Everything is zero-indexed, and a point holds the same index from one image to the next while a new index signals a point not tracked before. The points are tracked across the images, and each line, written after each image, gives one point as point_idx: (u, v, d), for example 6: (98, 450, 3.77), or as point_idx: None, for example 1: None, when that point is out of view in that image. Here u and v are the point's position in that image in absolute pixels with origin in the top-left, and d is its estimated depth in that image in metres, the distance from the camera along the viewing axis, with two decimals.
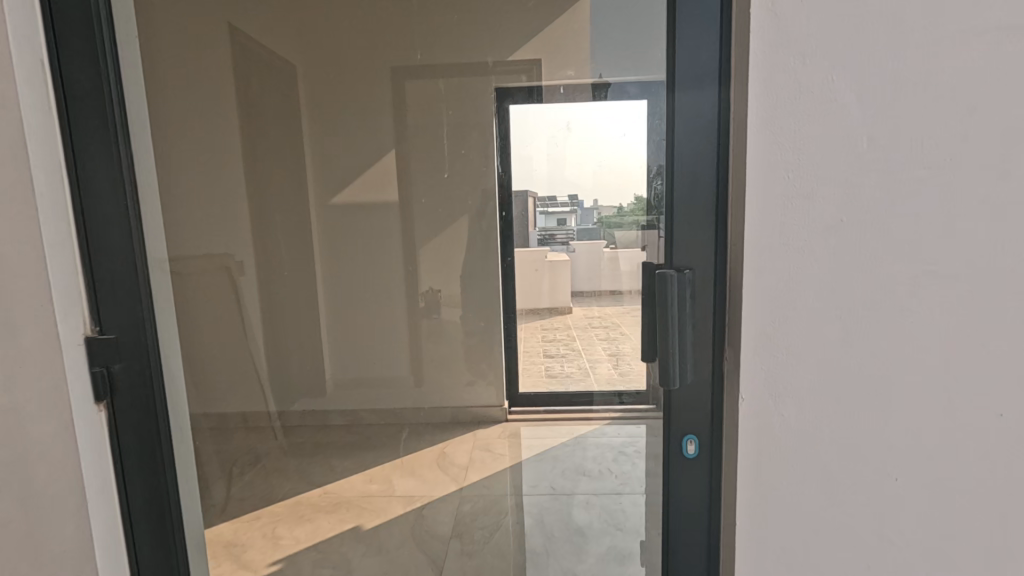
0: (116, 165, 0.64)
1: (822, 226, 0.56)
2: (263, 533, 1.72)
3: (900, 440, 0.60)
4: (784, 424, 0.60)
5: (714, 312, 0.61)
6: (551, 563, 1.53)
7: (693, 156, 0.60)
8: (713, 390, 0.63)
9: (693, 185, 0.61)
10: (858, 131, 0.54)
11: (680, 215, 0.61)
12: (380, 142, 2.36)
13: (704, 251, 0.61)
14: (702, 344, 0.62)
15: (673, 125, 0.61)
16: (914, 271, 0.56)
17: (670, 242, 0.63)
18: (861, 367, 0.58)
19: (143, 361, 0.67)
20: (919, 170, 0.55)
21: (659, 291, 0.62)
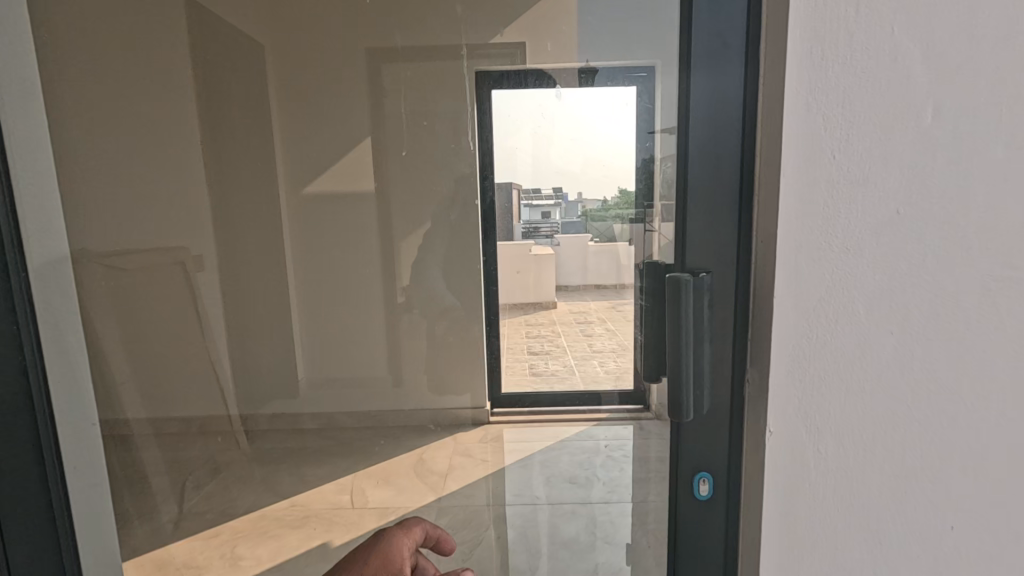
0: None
1: (869, 219, 0.45)
2: (221, 555, 1.57)
3: (954, 481, 0.49)
4: (818, 461, 0.49)
5: (736, 325, 0.50)
6: None
7: (715, 132, 0.48)
8: (733, 418, 0.52)
9: (714, 168, 0.48)
10: (921, 100, 0.43)
11: (697, 206, 0.49)
12: (353, 127, 2.20)
13: (724, 250, 0.49)
14: (720, 364, 0.51)
15: (688, 92, 0.48)
16: (974, 281, 0.46)
17: (683, 239, 0.51)
18: (912, 391, 0.48)
19: (24, 381, 0.54)
20: (985, 149, 0.44)
21: (669, 298, 0.50)
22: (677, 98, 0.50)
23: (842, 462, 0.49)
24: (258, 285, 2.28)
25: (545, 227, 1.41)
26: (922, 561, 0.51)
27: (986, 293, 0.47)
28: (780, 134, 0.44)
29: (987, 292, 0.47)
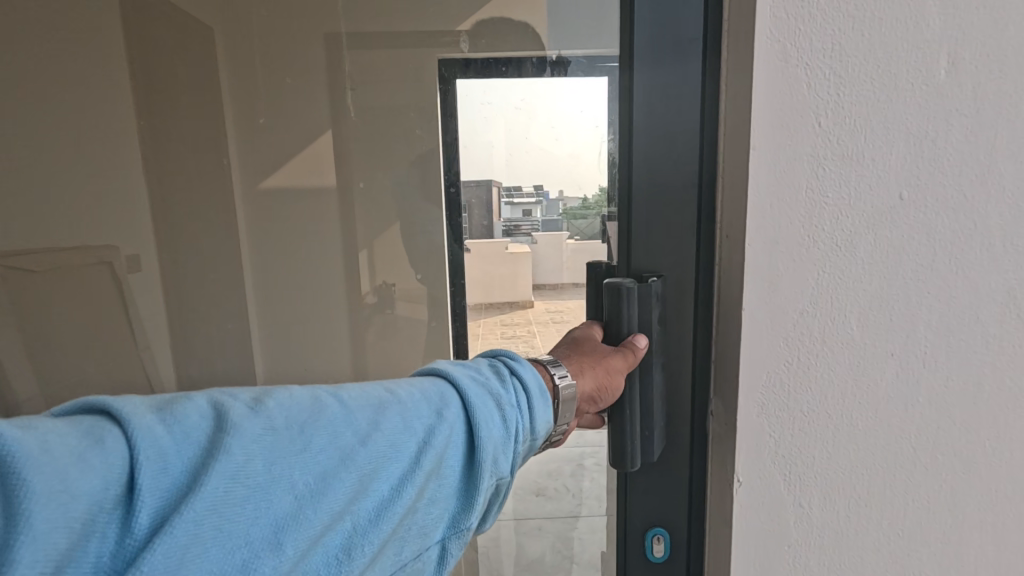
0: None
1: (861, 204, 0.34)
2: None
3: (970, 538, 0.39)
4: (801, 519, 0.38)
5: (697, 339, 0.40)
6: None
7: (666, 96, 0.38)
8: (692, 456, 0.41)
9: (665, 144, 0.38)
10: (930, 47, 0.33)
11: (645, 191, 0.39)
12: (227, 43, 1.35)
13: (675, 245, 0.39)
14: (675, 387, 0.40)
15: (633, 44, 0.38)
16: (992, 286, 0.36)
17: (630, 234, 0.40)
18: (915, 426, 0.37)
19: None
20: (1009, 115, 0.34)
21: (608, 313, 0.38)
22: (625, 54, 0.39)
23: (835, 521, 0.38)
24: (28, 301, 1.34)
25: (522, 227, 0.92)
26: None
27: (1012, 306, 0.36)
28: (748, 95, 0.33)
29: (1009, 300, 0.36)
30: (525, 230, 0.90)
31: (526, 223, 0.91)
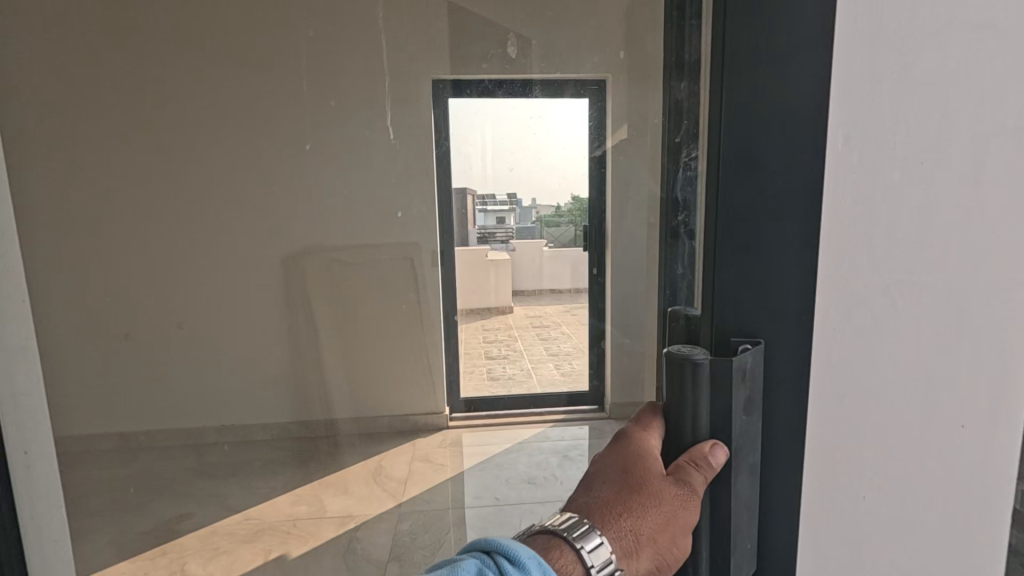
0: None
1: (788, 236, 0.50)
2: (215, 546, 1.79)
3: (860, 465, 0.56)
4: (757, 450, 0.53)
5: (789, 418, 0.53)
6: None
7: (747, 188, 0.50)
8: (750, 480, 0.53)
9: (747, 235, 0.51)
10: (831, 129, 0.49)
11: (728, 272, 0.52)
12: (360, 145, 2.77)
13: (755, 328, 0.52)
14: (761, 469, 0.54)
15: (727, 160, 0.50)
16: (871, 284, 0.52)
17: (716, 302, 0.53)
18: (830, 385, 0.53)
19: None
20: (879, 171, 0.51)
21: (689, 383, 0.51)
22: (713, 150, 0.52)
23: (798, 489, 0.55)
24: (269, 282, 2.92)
25: (498, 231, 2.55)
26: (840, 533, 0.57)
27: (888, 299, 0.53)
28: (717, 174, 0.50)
29: (886, 294, 0.53)
30: (502, 235, 2.53)
31: (501, 227, 2.54)
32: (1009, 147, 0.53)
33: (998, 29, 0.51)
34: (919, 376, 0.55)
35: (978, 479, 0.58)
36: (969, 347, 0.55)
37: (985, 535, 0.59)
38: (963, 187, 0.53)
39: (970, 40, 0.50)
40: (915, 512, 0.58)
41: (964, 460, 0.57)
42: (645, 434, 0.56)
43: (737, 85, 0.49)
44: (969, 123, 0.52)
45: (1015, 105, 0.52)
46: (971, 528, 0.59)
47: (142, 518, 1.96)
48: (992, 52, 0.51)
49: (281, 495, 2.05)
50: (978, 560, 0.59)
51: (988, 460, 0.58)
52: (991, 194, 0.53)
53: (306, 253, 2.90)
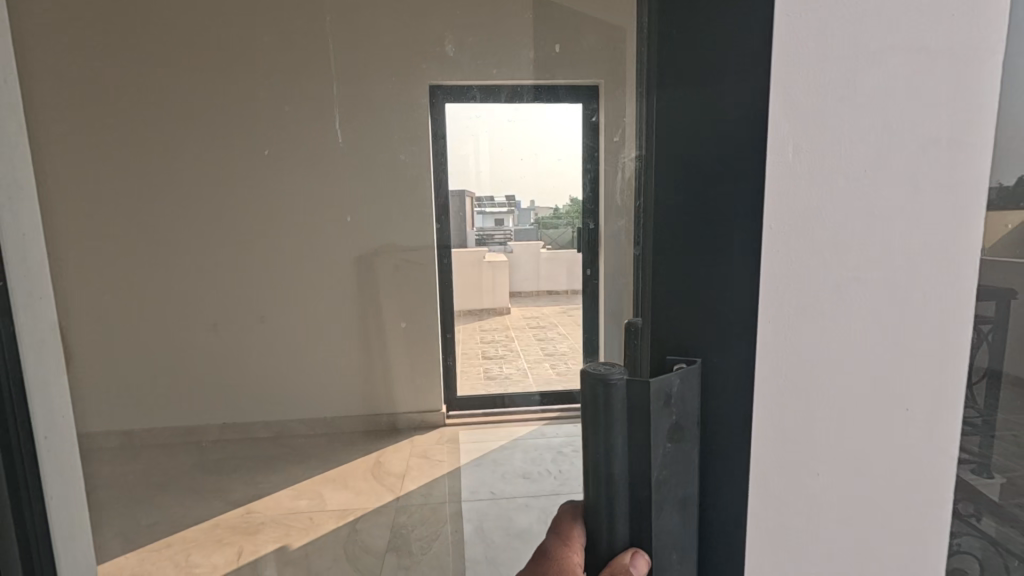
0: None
1: (743, 238, 0.56)
2: (217, 539, 1.84)
3: (816, 447, 0.61)
4: (717, 433, 0.58)
5: (728, 426, 0.58)
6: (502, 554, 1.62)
7: (686, 213, 0.57)
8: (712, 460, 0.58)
9: (684, 256, 0.58)
10: (780, 143, 0.55)
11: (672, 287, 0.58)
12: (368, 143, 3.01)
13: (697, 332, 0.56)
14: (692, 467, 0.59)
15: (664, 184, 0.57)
16: (820, 281, 0.58)
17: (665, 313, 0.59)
18: (784, 373, 0.58)
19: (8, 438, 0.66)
20: (823, 180, 0.56)
21: (607, 401, 0.54)
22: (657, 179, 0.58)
23: (757, 476, 0.59)
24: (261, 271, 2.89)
25: (501, 233, 2.78)
26: (799, 514, 0.61)
27: (835, 294, 0.58)
28: None
29: (834, 290, 0.58)
30: (501, 236, 2.79)
31: (503, 228, 2.76)
32: (941, 154, 0.58)
33: (932, 52, 0.57)
34: (866, 364, 0.61)
35: (923, 456, 0.63)
36: (911, 338, 0.61)
37: (930, 509, 0.64)
38: (904, 194, 0.58)
39: (905, 63, 0.56)
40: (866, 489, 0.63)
41: (909, 440, 0.63)
42: (568, 551, 0.56)
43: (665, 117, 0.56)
44: (909, 135, 0.57)
45: (949, 120, 0.58)
46: (917, 502, 0.64)
47: (149, 512, 2.01)
48: (927, 73, 0.57)
49: (281, 490, 2.10)
50: (924, 533, 0.65)
51: (930, 439, 0.63)
52: (931, 199, 0.59)
53: (373, 257, 3.14)
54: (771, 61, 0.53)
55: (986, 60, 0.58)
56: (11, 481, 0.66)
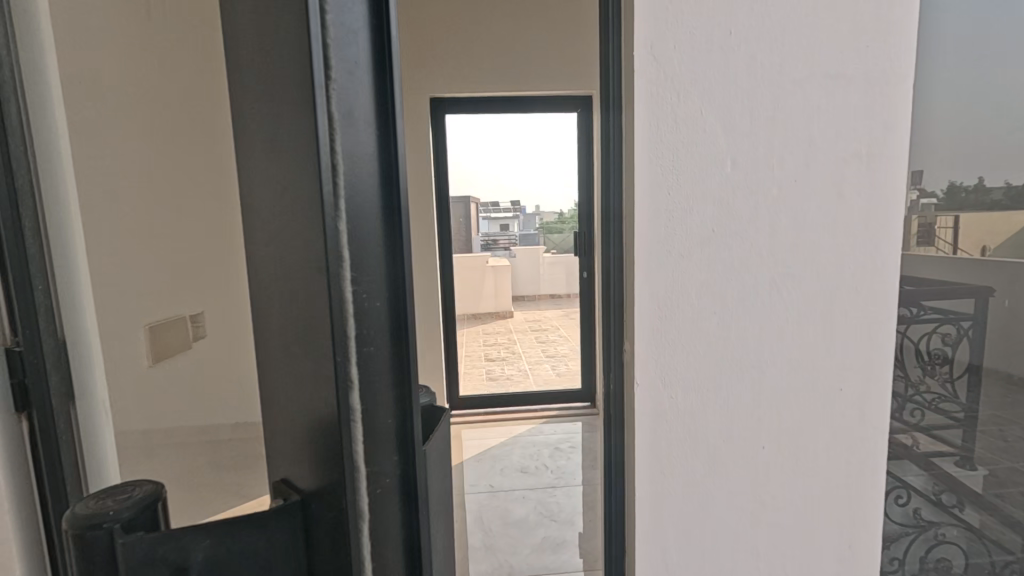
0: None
1: (690, 237, 0.66)
2: None
3: (759, 415, 0.72)
4: (673, 402, 0.70)
5: (651, 404, 0.69)
6: (504, 545, 1.65)
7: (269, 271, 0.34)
8: (666, 420, 0.70)
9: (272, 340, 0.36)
10: (722, 157, 0.65)
11: (625, 281, 0.69)
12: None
13: (644, 317, 0.67)
14: (610, 426, 0.76)
15: (618, 193, 0.69)
16: (755, 273, 0.69)
17: (621, 304, 0.70)
18: (729, 351, 0.70)
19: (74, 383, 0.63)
20: (757, 188, 0.67)
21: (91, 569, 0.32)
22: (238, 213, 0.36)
23: (706, 435, 0.71)
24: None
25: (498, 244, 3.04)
26: (748, 476, 0.73)
27: (773, 283, 0.69)
28: (632, 193, 0.65)
29: (771, 280, 0.69)
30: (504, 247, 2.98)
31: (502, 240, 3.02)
32: (864, 167, 0.68)
33: (849, 77, 0.66)
34: (801, 342, 0.71)
35: (856, 423, 0.73)
36: (839, 321, 0.71)
37: (869, 475, 0.75)
38: (830, 199, 0.68)
39: (826, 87, 0.66)
40: (807, 451, 0.73)
41: (842, 408, 0.73)
42: None
43: (616, 136, 0.68)
44: (832, 149, 0.67)
45: (868, 134, 0.68)
46: (858, 470, 0.74)
47: None
48: (846, 96, 0.67)
49: None
50: (866, 496, 0.75)
51: (864, 414, 0.73)
52: (854, 202, 0.69)
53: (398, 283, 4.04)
54: (707, 88, 0.63)
55: (902, 85, 0.68)
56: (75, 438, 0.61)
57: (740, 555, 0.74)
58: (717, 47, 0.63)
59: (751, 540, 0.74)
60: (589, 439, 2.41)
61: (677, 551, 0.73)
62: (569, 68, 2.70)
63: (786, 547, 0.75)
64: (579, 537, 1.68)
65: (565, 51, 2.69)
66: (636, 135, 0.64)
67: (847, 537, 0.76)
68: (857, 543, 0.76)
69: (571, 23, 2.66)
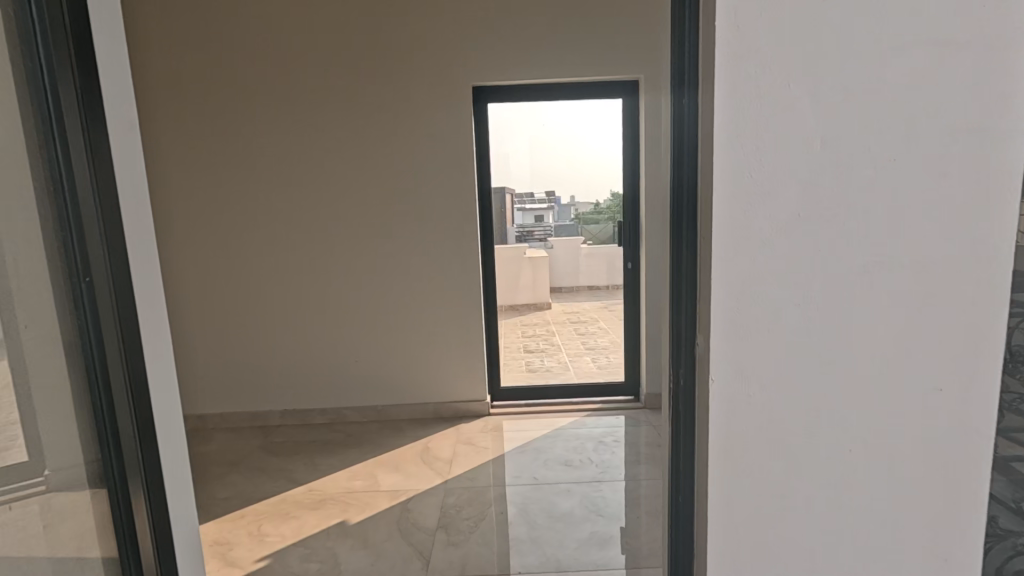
0: (48, 131, 0.69)
1: (772, 224, 0.62)
2: (249, 532, 1.77)
3: (843, 414, 0.66)
4: (749, 399, 0.65)
5: (726, 400, 0.65)
6: (549, 539, 1.63)
7: None
8: (744, 417, 0.66)
9: None
10: (811, 135, 0.60)
11: (697, 269, 0.65)
12: (400, 93, 2.65)
13: (721, 307, 0.63)
14: (676, 423, 0.72)
15: (690, 177, 0.65)
16: (845, 261, 0.63)
17: (693, 296, 0.67)
18: (813, 346, 0.65)
19: (91, 332, 0.74)
20: (850, 169, 0.61)
21: None
22: None
23: (786, 435, 0.66)
24: (308, 251, 2.78)
25: (535, 234, 2.87)
26: (828, 481, 0.68)
27: (864, 273, 0.63)
28: (710, 173, 0.61)
29: (863, 268, 0.63)
30: (538, 238, 2.88)
31: (539, 231, 2.86)
32: (973, 144, 0.62)
33: (959, 43, 0.60)
34: (894, 335, 0.65)
35: (956, 424, 0.67)
36: (939, 313, 0.64)
37: (969, 484, 0.68)
38: (932, 178, 0.62)
39: (930, 54, 0.60)
40: (898, 455, 0.67)
41: (940, 409, 0.67)
42: None
43: (689, 117, 0.64)
44: (936, 124, 0.61)
45: (978, 105, 0.61)
46: (955, 478, 0.68)
47: (221, 487, 2.12)
48: (954, 63, 0.60)
49: (338, 472, 2.15)
50: (965, 506, 0.69)
51: (965, 414, 0.67)
52: (959, 182, 0.62)
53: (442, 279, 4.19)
54: (795, 58, 0.58)
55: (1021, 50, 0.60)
56: (94, 362, 0.75)
57: (819, 563, 0.69)
58: (809, 14, 0.58)
59: (830, 547, 0.69)
60: (633, 435, 2.36)
61: (749, 557, 0.69)
62: (613, 52, 2.63)
63: (872, 558, 0.69)
64: (627, 533, 1.65)
65: (612, 35, 2.62)
66: (716, 113, 0.60)
67: (939, 547, 0.70)
68: (951, 553, 0.70)
69: (617, 7, 2.61)
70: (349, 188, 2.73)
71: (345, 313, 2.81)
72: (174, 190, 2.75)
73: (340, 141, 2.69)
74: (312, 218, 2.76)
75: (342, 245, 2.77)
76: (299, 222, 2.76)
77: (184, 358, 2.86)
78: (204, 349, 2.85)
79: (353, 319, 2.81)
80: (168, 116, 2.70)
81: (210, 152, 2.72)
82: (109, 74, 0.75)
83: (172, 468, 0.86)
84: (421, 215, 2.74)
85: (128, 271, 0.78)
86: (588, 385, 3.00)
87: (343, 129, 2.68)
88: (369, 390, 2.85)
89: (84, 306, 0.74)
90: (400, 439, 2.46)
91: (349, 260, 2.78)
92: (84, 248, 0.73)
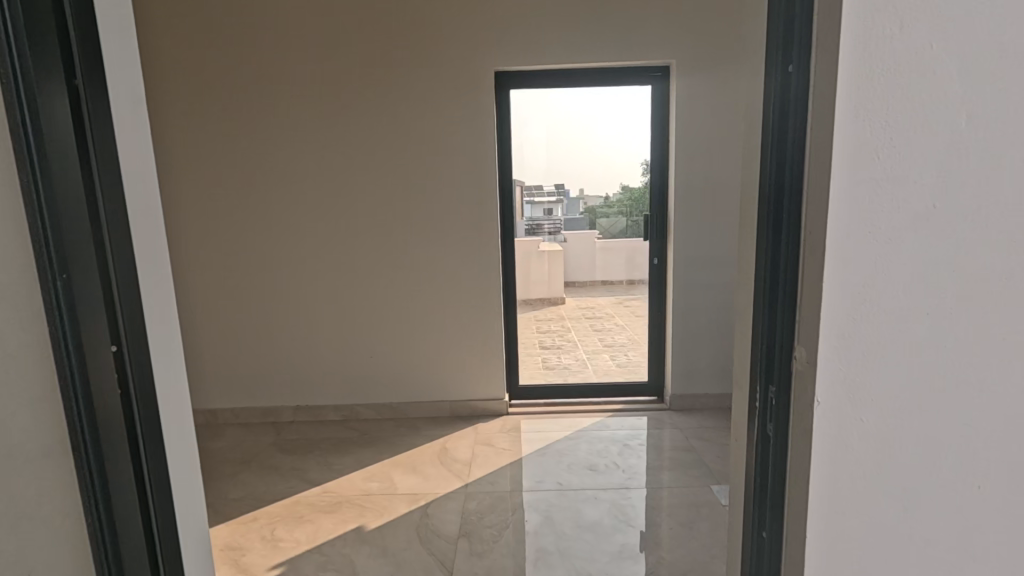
0: (9, 83, 0.53)
1: (901, 218, 0.51)
2: (263, 536, 1.70)
3: (970, 442, 0.56)
4: (860, 426, 0.55)
5: (834, 427, 0.55)
6: (577, 551, 1.54)
7: None
8: (856, 445, 0.56)
9: None
10: (954, 110, 0.50)
11: (800, 276, 0.55)
12: (418, 78, 2.54)
13: (834, 318, 0.53)
14: (762, 454, 0.62)
15: (795, 167, 0.54)
16: (984, 262, 0.53)
17: (793, 307, 0.56)
18: (940, 363, 0.55)
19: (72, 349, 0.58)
20: (996, 152, 0.51)
21: None
22: None
23: (902, 467, 0.56)
24: (322, 243, 2.69)
25: (542, 227, 2.77)
26: (947, 519, 0.58)
27: (1004, 275, 0.53)
28: (830, 157, 0.51)
29: (1004, 271, 0.53)
30: (546, 231, 2.78)
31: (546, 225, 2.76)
32: None
33: None
34: None
35: None
36: None
37: None
38: None
39: None
40: None
41: None
42: None
43: (797, 92, 0.53)
44: None
45: None
46: None
47: (233, 486, 2.05)
48: None
49: (353, 473, 2.08)
50: None
51: None
52: None
53: None
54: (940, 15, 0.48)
55: None
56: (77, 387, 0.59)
57: None
58: None
59: None
60: (659, 437, 2.26)
61: None
62: (642, 35, 2.51)
63: None
64: (661, 545, 1.56)
65: (644, 18, 2.50)
66: (842, 83, 0.49)
67: None
68: None
69: None
70: (365, 177, 2.63)
71: (360, 307, 2.73)
72: (185, 178, 2.66)
73: (355, 128, 2.59)
74: (327, 208, 2.66)
75: (357, 237, 2.68)
76: (312, 212, 2.67)
77: (195, 351, 2.79)
78: (215, 342, 2.78)
79: (368, 313, 2.73)
80: (178, 100, 2.60)
81: (222, 138, 2.62)
82: (105, 19, 0.60)
83: (183, 498, 0.74)
84: (438, 206, 2.64)
85: (132, 266, 0.64)
86: (608, 384, 2.91)
87: (360, 115, 2.58)
88: (384, 386, 2.77)
89: (59, 309, 0.57)
90: (416, 437, 2.38)
91: (364, 252, 2.69)
92: (63, 240, 0.56)
